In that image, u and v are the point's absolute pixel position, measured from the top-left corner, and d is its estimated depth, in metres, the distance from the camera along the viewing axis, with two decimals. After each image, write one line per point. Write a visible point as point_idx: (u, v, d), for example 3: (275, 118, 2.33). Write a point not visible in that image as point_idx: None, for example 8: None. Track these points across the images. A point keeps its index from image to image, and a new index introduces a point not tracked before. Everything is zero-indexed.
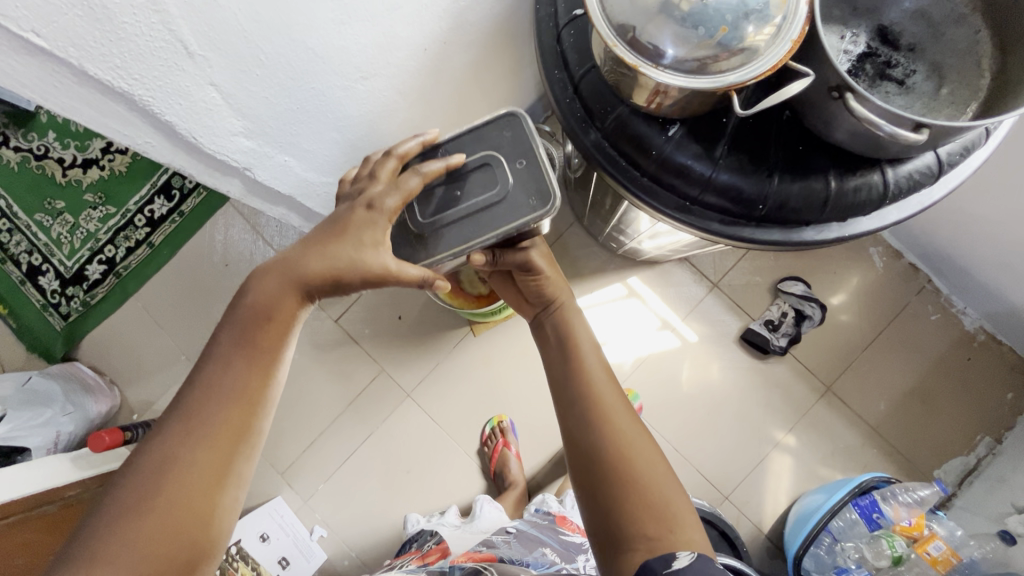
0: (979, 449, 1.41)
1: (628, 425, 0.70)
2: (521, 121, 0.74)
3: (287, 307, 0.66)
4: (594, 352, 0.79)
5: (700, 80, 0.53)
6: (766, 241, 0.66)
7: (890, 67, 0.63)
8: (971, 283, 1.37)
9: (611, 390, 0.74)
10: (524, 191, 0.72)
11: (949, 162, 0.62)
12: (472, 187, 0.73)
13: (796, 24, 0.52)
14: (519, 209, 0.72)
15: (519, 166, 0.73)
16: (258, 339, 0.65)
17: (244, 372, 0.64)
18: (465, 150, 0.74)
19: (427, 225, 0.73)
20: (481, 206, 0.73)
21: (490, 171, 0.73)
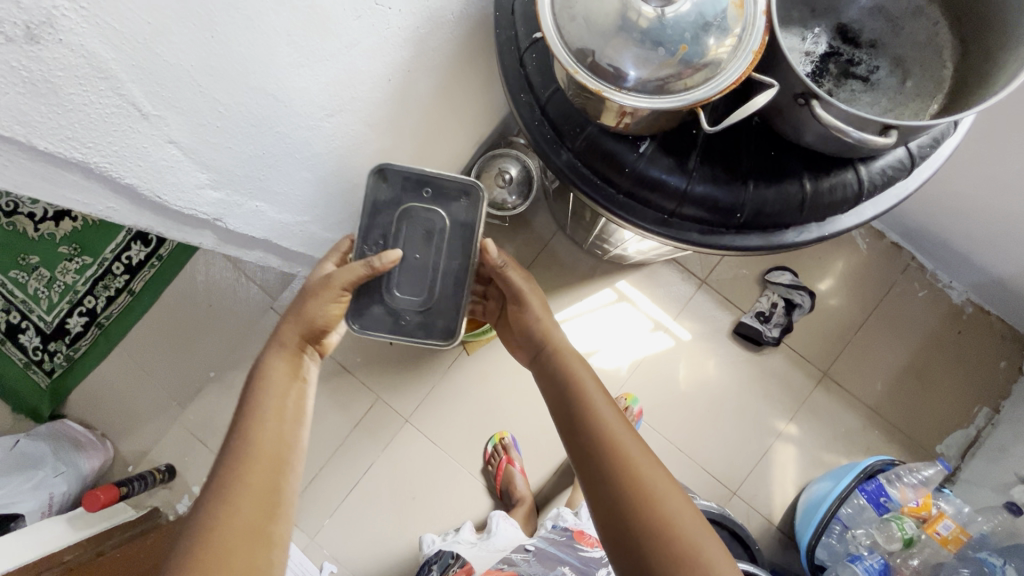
0: (978, 420, 1.42)
1: (637, 454, 0.70)
2: (389, 167, 0.82)
3: (296, 364, 0.79)
4: (593, 380, 0.79)
5: (665, 98, 0.53)
6: (748, 248, 0.66)
7: (854, 65, 0.63)
8: (954, 257, 1.39)
9: (615, 417, 0.74)
10: (453, 203, 0.83)
11: (921, 155, 0.62)
12: (428, 244, 0.84)
13: (755, 34, 0.52)
14: (467, 215, 0.83)
15: (426, 197, 0.83)
16: (280, 399, 0.73)
17: (274, 432, 0.70)
18: (381, 228, 0.83)
19: (424, 299, 0.85)
20: (447, 243, 0.84)
21: (418, 220, 0.83)
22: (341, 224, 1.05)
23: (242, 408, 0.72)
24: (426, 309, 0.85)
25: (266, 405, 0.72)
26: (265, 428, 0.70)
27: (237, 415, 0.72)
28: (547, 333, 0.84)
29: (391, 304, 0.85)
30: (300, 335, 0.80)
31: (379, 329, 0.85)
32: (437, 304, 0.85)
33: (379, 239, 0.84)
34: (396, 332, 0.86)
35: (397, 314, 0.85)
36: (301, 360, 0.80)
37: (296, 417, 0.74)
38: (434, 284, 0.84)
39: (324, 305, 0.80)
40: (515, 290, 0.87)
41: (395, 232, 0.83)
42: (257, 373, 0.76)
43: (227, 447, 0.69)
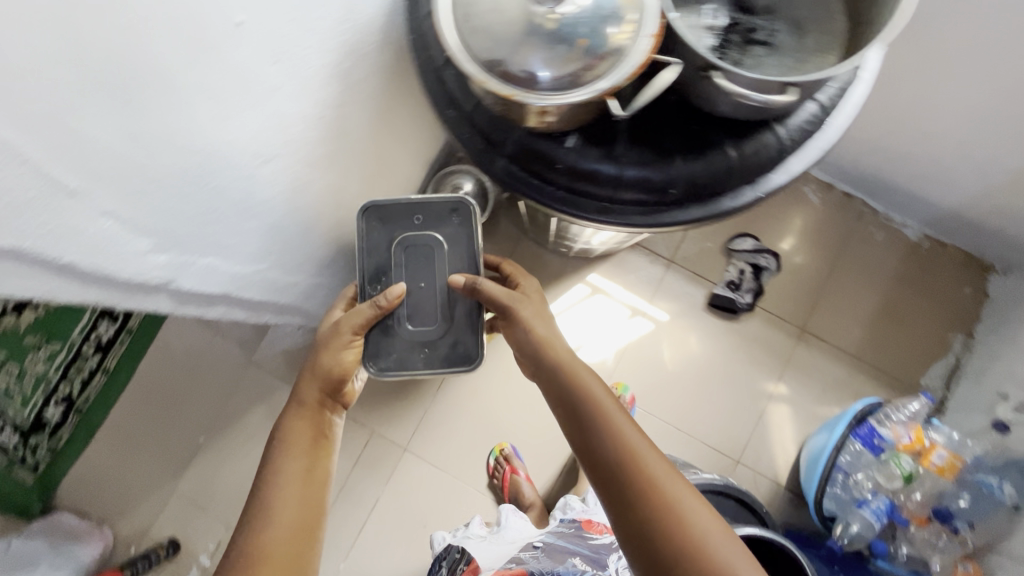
0: (955, 348, 1.46)
1: (656, 465, 0.71)
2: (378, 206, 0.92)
3: (320, 424, 0.83)
4: (605, 393, 0.78)
5: (576, 92, 0.55)
6: (689, 221, 0.67)
7: (755, 32, 0.65)
8: (902, 197, 1.44)
9: (631, 429, 0.74)
10: (446, 224, 0.94)
11: (830, 107, 0.65)
12: (430, 268, 0.93)
13: (650, 19, 0.54)
14: (462, 233, 0.94)
15: (418, 226, 0.94)
16: (303, 466, 0.79)
17: (294, 499, 0.75)
18: (384, 263, 0.93)
19: (439, 325, 0.93)
20: (449, 263, 0.93)
21: (417, 249, 0.93)
22: (301, 266, 1.05)
23: (265, 475, 0.77)
24: (443, 332, 0.93)
25: (290, 474, 0.77)
26: (287, 496, 0.75)
27: (260, 481, 0.77)
28: (552, 347, 0.83)
29: (409, 338, 0.92)
30: (319, 391, 0.85)
31: (403, 365, 0.92)
32: (453, 325, 0.93)
33: (383, 277, 0.93)
34: (421, 363, 0.93)
35: (417, 346, 0.92)
36: (324, 420, 0.84)
37: (317, 481, 0.79)
38: (445, 307, 0.92)
39: (335, 356, 0.85)
40: (502, 310, 0.87)
41: (398, 264, 0.93)
42: (279, 438, 0.81)
43: (252, 514, 0.73)
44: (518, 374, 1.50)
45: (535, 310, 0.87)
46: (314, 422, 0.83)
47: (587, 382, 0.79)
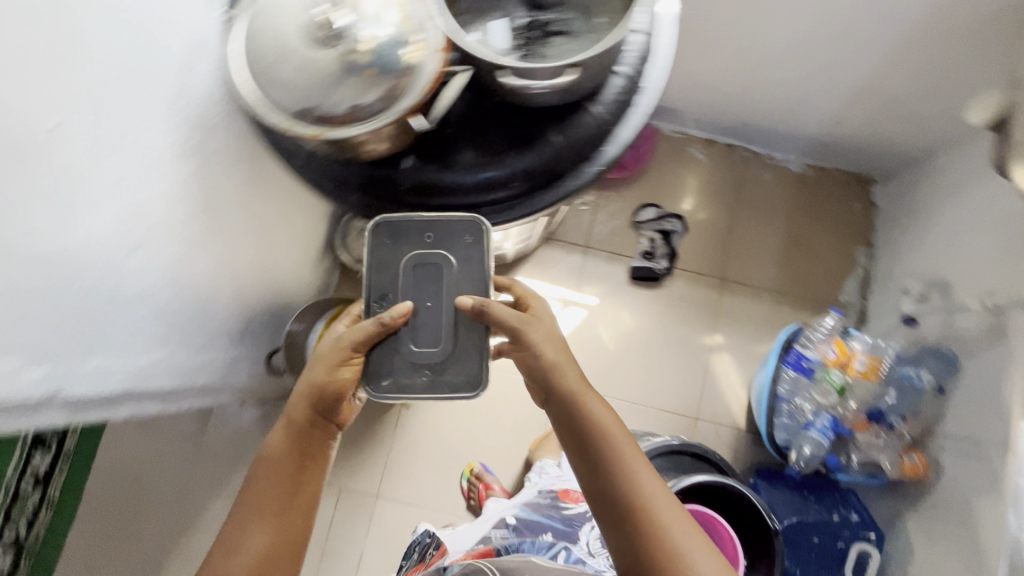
0: (860, 260, 1.56)
1: (663, 504, 0.68)
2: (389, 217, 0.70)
3: (309, 450, 0.72)
4: (610, 422, 0.72)
5: (379, 116, 0.58)
6: (540, 208, 0.70)
7: (551, 24, 0.71)
8: (775, 136, 1.54)
9: (636, 466, 0.70)
10: (456, 238, 0.69)
11: (636, 76, 0.70)
12: (436, 290, 0.70)
13: (431, 37, 0.58)
14: (475, 253, 0.70)
15: (429, 242, 0.70)
16: (276, 502, 0.69)
17: (260, 541, 0.67)
18: (381, 283, 0.70)
19: (447, 347, 0.69)
20: (467, 284, 0.70)
21: (427, 267, 0.69)
22: (210, 343, 1.04)
23: (243, 500, 0.70)
24: (450, 360, 0.69)
25: (262, 511, 0.69)
26: (253, 538, 0.67)
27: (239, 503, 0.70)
28: (559, 376, 0.71)
29: (408, 361, 0.69)
30: (308, 409, 0.71)
31: (400, 390, 0.69)
32: (464, 352, 0.69)
33: (387, 293, 0.70)
34: (418, 389, 0.69)
35: (421, 369, 0.69)
36: (316, 443, 0.72)
37: (291, 517, 0.70)
38: (453, 330, 0.69)
39: (331, 372, 0.68)
40: (521, 337, 0.70)
41: (403, 283, 0.70)
42: (266, 458, 0.71)
43: (220, 547, 0.67)
44: (471, 391, 1.51)
45: (547, 331, 0.72)
46: (300, 446, 0.71)
47: (592, 409, 0.71)
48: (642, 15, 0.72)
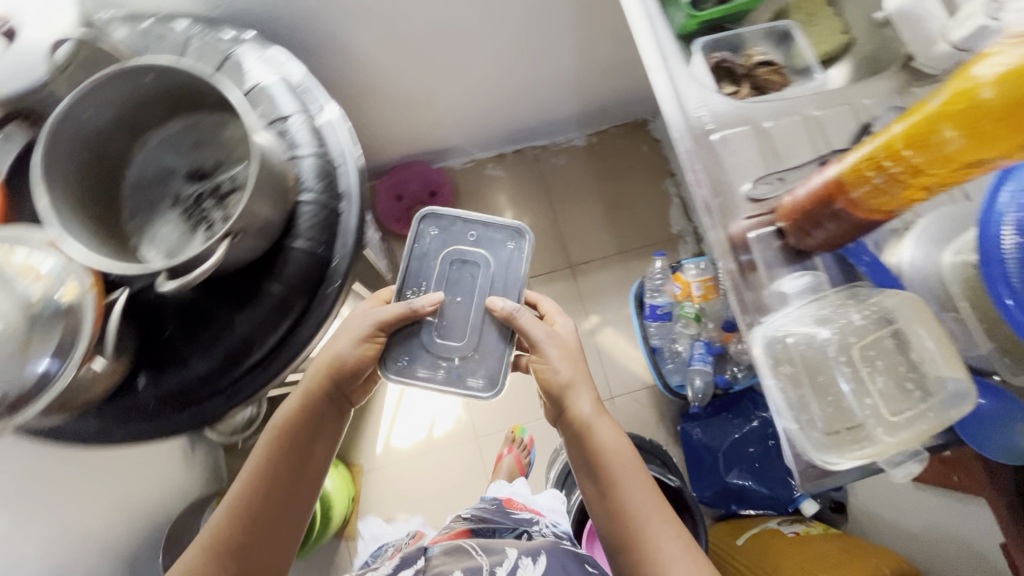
0: (672, 192, 1.69)
1: (664, 538, 0.70)
2: (437, 214, 0.83)
3: (321, 425, 0.76)
4: (624, 446, 0.75)
5: (60, 374, 0.55)
6: (301, 349, 0.73)
7: (219, 186, 0.72)
8: (548, 127, 1.64)
9: (642, 497, 0.72)
10: (497, 245, 0.82)
11: (327, 193, 0.75)
12: (465, 286, 0.80)
13: (77, 277, 0.58)
14: (512, 258, 0.82)
15: (472, 241, 0.82)
16: (291, 466, 0.72)
17: (272, 504, 0.70)
18: (418, 273, 0.81)
19: (472, 340, 0.78)
20: (496, 288, 0.81)
21: (465, 263, 0.81)
22: None
23: (261, 457, 0.73)
24: (471, 357, 0.78)
25: (279, 472, 0.72)
26: (267, 496, 0.70)
27: (259, 456, 0.73)
28: (571, 401, 0.77)
29: (429, 354, 0.78)
30: (324, 376, 0.76)
31: (416, 377, 0.78)
32: (481, 351, 0.78)
33: (423, 278, 0.81)
34: (433, 376, 0.78)
35: (439, 362, 0.78)
36: (324, 419, 0.77)
37: (301, 481, 0.73)
38: (480, 325, 0.79)
39: (359, 351, 0.76)
40: (536, 345, 0.78)
41: (438, 274, 0.81)
42: (289, 419, 0.75)
43: (238, 499, 0.70)
44: (404, 488, 1.48)
45: (564, 350, 0.79)
46: (315, 415, 0.76)
47: (603, 436, 0.75)
48: (294, 131, 0.76)
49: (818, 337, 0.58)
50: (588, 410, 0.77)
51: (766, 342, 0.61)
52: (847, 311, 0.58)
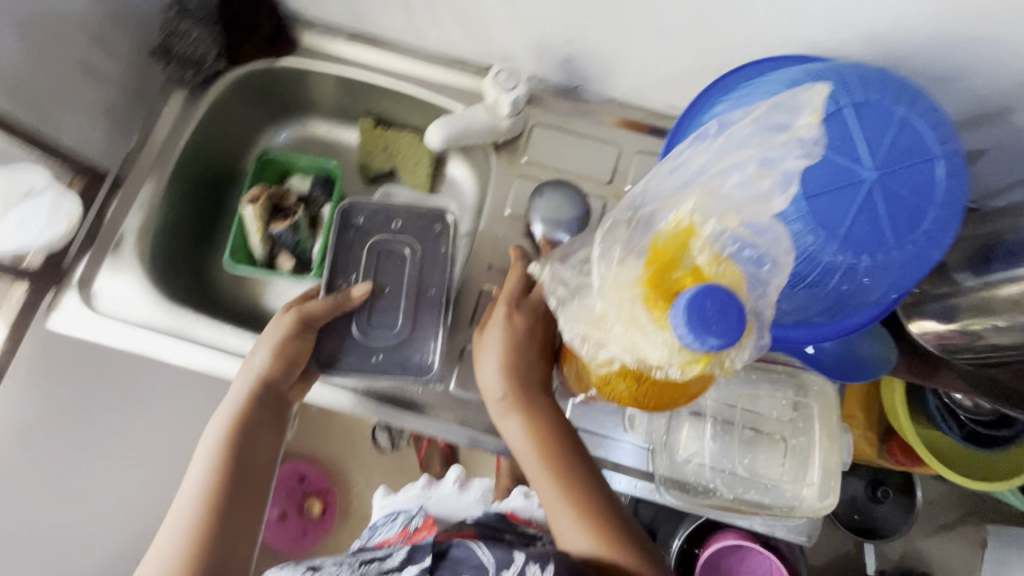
0: None
1: (567, 532, 0.50)
2: (358, 202, 0.61)
3: (266, 440, 0.53)
4: (536, 434, 0.52)
5: None
6: None
7: None
8: None
9: (553, 475, 0.51)
10: (426, 228, 0.61)
11: None
12: (389, 273, 0.60)
13: None
14: (440, 244, 0.61)
15: (396, 231, 0.61)
16: (241, 490, 0.50)
17: (223, 545, 0.47)
18: (339, 270, 0.60)
19: (406, 323, 0.59)
20: (430, 277, 0.60)
21: (391, 253, 0.60)
22: None
23: (199, 482, 0.49)
24: (409, 338, 0.58)
25: (227, 494, 0.49)
26: (217, 530, 0.47)
27: (195, 484, 0.49)
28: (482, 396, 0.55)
29: (362, 346, 0.58)
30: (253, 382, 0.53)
31: (350, 372, 0.57)
32: (419, 333, 0.59)
33: (351, 269, 0.60)
34: (366, 368, 0.57)
35: (372, 349, 0.58)
36: (269, 435, 0.53)
37: (251, 516, 0.50)
38: (416, 305, 0.59)
39: (276, 350, 0.54)
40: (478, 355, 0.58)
41: (363, 270, 0.60)
42: (226, 431, 0.51)
43: (175, 554, 0.46)
44: None
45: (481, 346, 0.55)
46: (253, 417, 0.52)
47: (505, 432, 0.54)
48: None
49: (705, 456, 0.56)
50: (502, 395, 0.53)
51: (665, 487, 0.56)
52: (699, 402, 0.57)
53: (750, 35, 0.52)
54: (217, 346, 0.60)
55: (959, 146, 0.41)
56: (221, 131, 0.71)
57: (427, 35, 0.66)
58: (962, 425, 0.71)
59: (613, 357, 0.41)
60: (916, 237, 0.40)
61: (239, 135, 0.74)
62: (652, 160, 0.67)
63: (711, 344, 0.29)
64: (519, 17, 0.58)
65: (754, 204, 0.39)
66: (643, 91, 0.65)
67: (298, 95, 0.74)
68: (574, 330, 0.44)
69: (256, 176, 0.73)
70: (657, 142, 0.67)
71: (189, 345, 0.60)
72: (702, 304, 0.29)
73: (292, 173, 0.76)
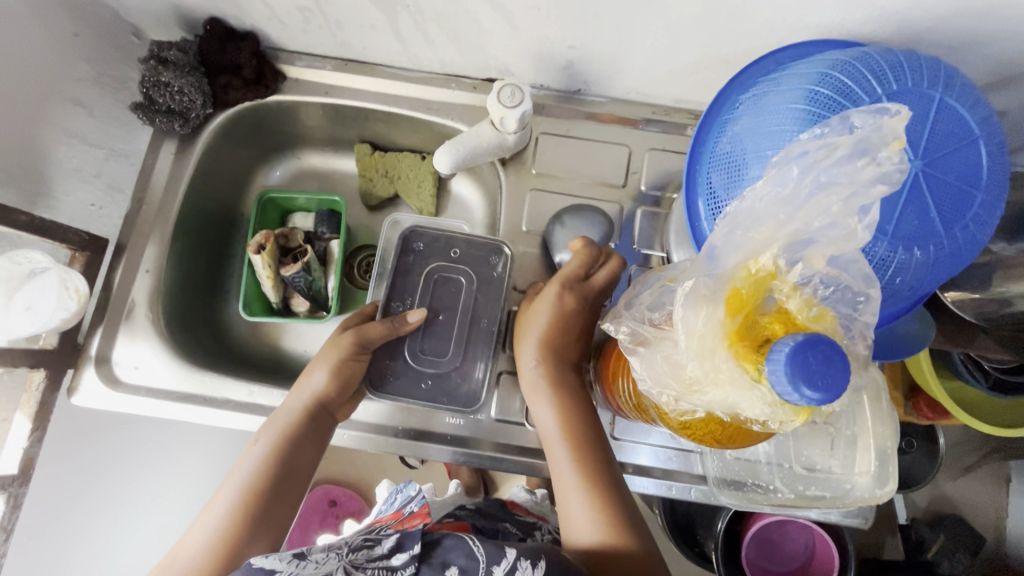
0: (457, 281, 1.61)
1: (579, 517, 0.48)
2: (421, 226, 0.59)
3: (309, 456, 0.51)
4: (564, 411, 0.52)
5: None
6: None
7: None
8: None
9: (575, 459, 0.50)
10: (482, 257, 0.58)
11: None
12: (442, 301, 0.57)
13: None
14: (497, 277, 0.58)
15: (455, 259, 0.58)
16: (277, 500, 0.48)
17: (244, 552, 0.45)
18: (398, 295, 0.57)
19: (459, 352, 0.56)
20: (484, 308, 0.57)
21: (448, 283, 0.57)
22: None
23: (241, 484, 0.48)
24: (460, 369, 0.56)
25: (262, 504, 0.47)
26: (246, 535, 0.46)
27: (235, 486, 0.48)
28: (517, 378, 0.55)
29: (411, 371, 0.56)
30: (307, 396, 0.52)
31: (398, 397, 0.55)
32: (470, 364, 0.56)
33: (408, 294, 0.57)
34: (416, 398, 0.55)
35: (422, 375, 0.56)
36: (311, 453, 0.52)
37: (277, 527, 0.48)
38: (469, 335, 0.57)
39: (336, 370, 0.52)
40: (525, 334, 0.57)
41: (421, 297, 0.57)
42: (276, 440, 0.50)
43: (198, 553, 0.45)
44: None
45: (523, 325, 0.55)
46: (303, 432, 0.51)
47: (534, 408, 0.54)
48: None
49: (762, 455, 0.56)
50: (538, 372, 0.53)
51: (720, 488, 0.57)
52: None
53: (763, 23, 0.50)
54: (249, 407, 0.59)
55: (999, 124, 0.40)
56: (216, 177, 0.69)
57: (418, 54, 0.63)
58: (987, 375, 0.62)
59: (696, 408, 0.37)
60: (966, 223, 0.39)
61: (234, 177, 0.72)
62: (664, 156, 0.65)
63: (814, 396, 0.28)
64: (515, 29, 0.56)
65: (845, 242, 0.33)
66: (648, 87, 0.63)
67: (290, 129, 0.71)
68: (646, 380, 0.38)
69: (258, 220, 0.71)
70: (665, 137, 0.66)
71: (219, 408, 0.58)
72: (806, 356, 0.29)
73: (293, 212, 0.74)
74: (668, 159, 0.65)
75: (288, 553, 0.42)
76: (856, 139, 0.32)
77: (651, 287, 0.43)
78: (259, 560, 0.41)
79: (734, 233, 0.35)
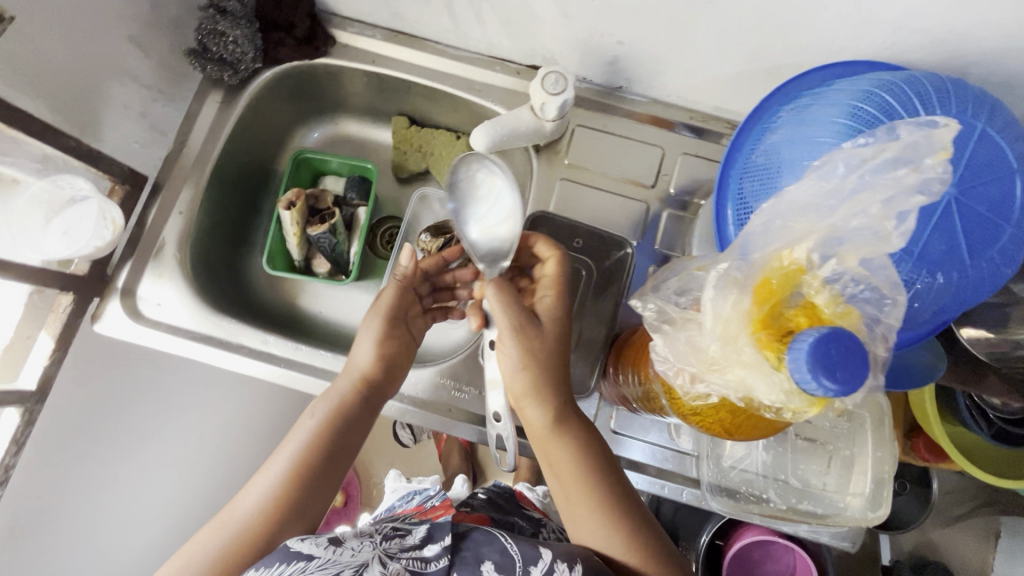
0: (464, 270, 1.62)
1: (600, 533, 0.47)
2: (548, 214, 0.61)
3: (360, 428, 0.52)
4: (587, 452, 0.48)
5: None
6: None
7: None
8: None
9: (597, 483, 0.48)
10: (605, 250, 0.61)
11: None
12: None
13: None
14: (619, 271, 0.60)
15: (576, 249, 0.61)
16: (330, 466, 0.50)
17: (307, 506, 0.48)
18: None
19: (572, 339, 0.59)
20: (601, 301, 0.60)
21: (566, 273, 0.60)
22: None
23: (295, 448, 0.49)
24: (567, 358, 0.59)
25: (317, 471, 0.49)
26: (303, 496, 0.47)
27: (290, 453, 0.49)
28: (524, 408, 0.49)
29: None
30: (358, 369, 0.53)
31: None
32: (580, 354, 0.59)
33: None
34: None
35: None
36: (363, 425, 0.53)
37: (330, 488, 0.50)
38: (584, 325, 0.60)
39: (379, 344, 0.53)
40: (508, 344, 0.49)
41: None
42: (326, 411, 0.51)
43: (255, 510, 0.46)
44: None
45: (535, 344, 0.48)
46: (354, 405, 0.52)
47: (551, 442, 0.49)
48: None
49: (759, 466, 0.56)
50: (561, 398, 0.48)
51: (711, 493, 0.57)
52: None
53: (812, 39, 0.50)
54: (263, 354, 0.60)
55: None
56: (257, 131, 0.70)
57: (468, 34, 0.64)
58: (990, 424, 0.61)
59: (711, 392, 0.38)
60: (993, 255, 0.39)
61: (274, 133, 0.73)
62: (696, 162, 0.66)
63: (834, 386, 0.29)
64: (568, 18, 0.56)
65: (878, 244, 0.35)
66: (690, 91, 0.63)
67: (333, 94, 0.73)
68: (666, 360, 0.40)
69: (291, 177, 0.72)
70: (699, 143, 0.66)
71: (233, 353, 0.60)
72: (828, 346, 0.30)
73: (325, 174, 0.75)
74: (700, 166, 0.66)
75: (325, 538, 0.44)
76: (903, 147, 0.35)
77: (680, 273, 0.44)
78: (298, 543, 0.43)
79: (772, 223, 0.37)
